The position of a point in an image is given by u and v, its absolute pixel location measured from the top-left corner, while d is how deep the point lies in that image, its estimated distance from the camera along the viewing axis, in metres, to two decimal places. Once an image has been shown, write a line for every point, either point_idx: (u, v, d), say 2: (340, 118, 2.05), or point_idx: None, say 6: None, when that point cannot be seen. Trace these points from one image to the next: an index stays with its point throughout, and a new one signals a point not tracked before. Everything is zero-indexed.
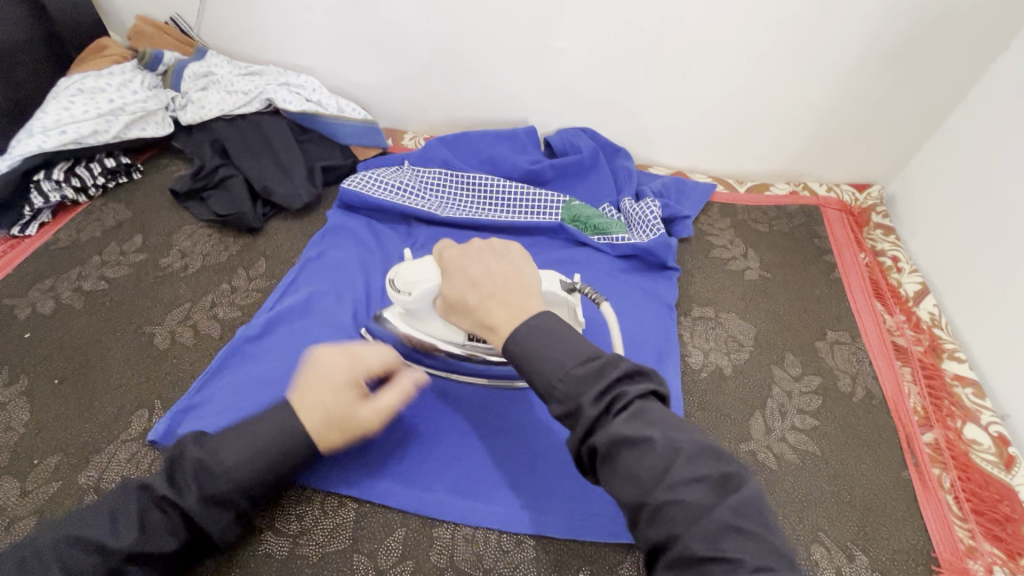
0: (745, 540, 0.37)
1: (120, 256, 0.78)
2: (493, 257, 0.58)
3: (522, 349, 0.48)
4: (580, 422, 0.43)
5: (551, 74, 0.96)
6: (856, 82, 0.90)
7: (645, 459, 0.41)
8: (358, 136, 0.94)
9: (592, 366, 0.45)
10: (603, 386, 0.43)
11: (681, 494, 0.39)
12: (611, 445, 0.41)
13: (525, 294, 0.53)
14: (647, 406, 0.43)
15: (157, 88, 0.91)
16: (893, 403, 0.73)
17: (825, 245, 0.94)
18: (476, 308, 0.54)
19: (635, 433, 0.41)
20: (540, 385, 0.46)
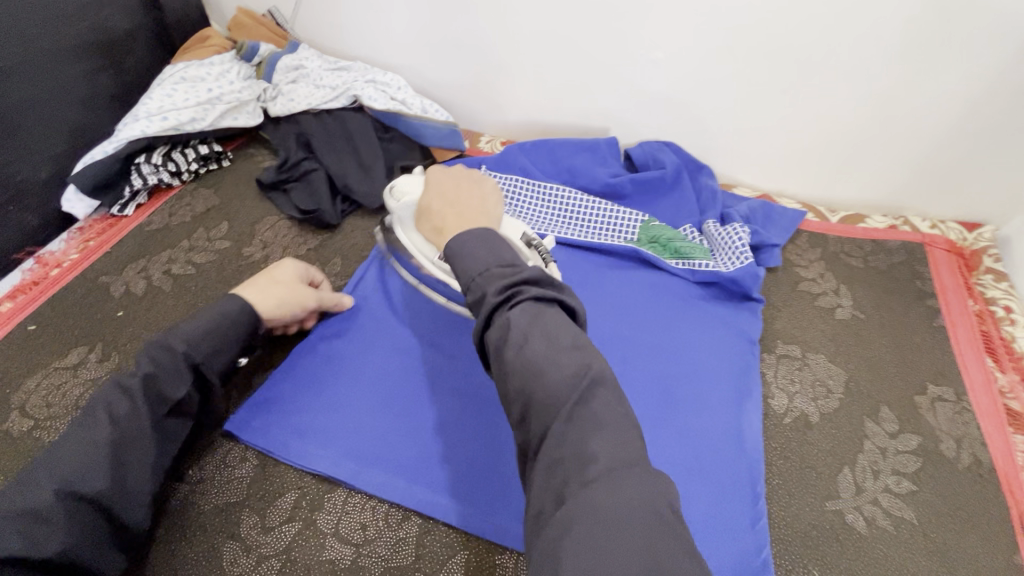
0: (604, 434, 0.38)
1: (207, 242, 0.80)
2: (464, 180, 0.61)
3: (456, 245, 0.49)
4: (482, 309, 0.44)
5: (640, 84, 0.92)
6: (982, 112, 0.82)
7: (523, 349, 0.41)
8: (439, 138, 0.93)
9: (505, 269, 0.46)
10: (507, 283, 0.44)
11: (549, 383, 0.40)
12: (502, 333, 0.42)
13: (479, 213, 0.56)
14: (545, 309, 0.43)
15: (251, 79, 0.93)
16: (1004, 474, 0.66)
17: (928, 288, 0.86)
18: (434, 218, 0.59)
19: (523, 324, 0.42)
20: (458, 279, 0.48)
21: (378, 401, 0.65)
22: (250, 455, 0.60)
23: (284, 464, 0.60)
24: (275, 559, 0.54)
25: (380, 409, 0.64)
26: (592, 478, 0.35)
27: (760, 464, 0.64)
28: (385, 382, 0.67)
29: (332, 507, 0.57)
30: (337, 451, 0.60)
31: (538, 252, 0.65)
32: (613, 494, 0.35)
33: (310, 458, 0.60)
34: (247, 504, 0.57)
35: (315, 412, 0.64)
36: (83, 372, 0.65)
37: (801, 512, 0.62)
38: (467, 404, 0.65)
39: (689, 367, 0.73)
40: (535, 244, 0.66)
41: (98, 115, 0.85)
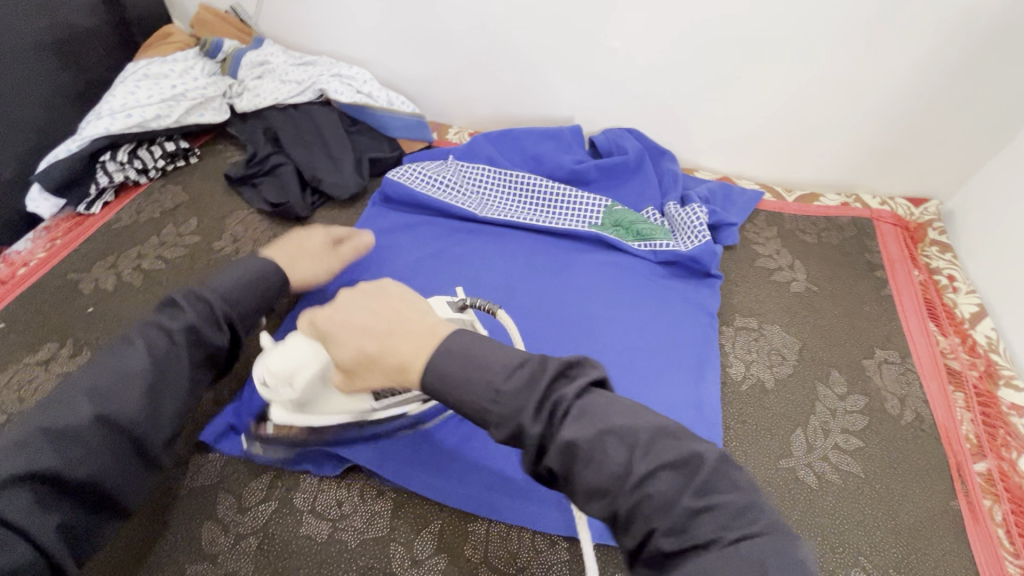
0: (715, 516, 0.37)
1: (177, 237, 0.81)
2: (376, 300, 0.49)
3: (442, 377, 0.42)
4: (527, 442, 0.39)
5: (601, 72, 0.94)
6: (922, 92, 0.86)
7: (598, 466, 0.38)
8: (405, 129, 0.94)
9: (520, 376, 0.41)
10: (539, 398, 0.40)
11: (649, 486, 0.38)
12: (564, 457, 0.39)
13: (426, 325, 0.46)
14: (589, 400, 0.40)
15: (216, 75, 0.94)
16: (943, 428, 0.71)
17: (877, 260, 0.91)
18: (381, 355, 0.45)
19: (586, 436, 0.38)
20: (470, 412, 0.42)
21: None
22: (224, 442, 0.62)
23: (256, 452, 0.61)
24: (253, 536, 0.55)
25: None
26: (714, 557, 0.36)
27: (718, 428, 0.68)
28: None
29: (308, 486, 0.59)
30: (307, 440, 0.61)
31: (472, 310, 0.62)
32: (737, 564, 0.35)
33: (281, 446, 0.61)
34: (224, 486, 0.59)
35: None
36: (55, 366, 0.66)
37: (756, 470, 0.65)
38: None
39: (651, 341, 0.76)
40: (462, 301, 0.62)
41: (61, 114, 0.84)
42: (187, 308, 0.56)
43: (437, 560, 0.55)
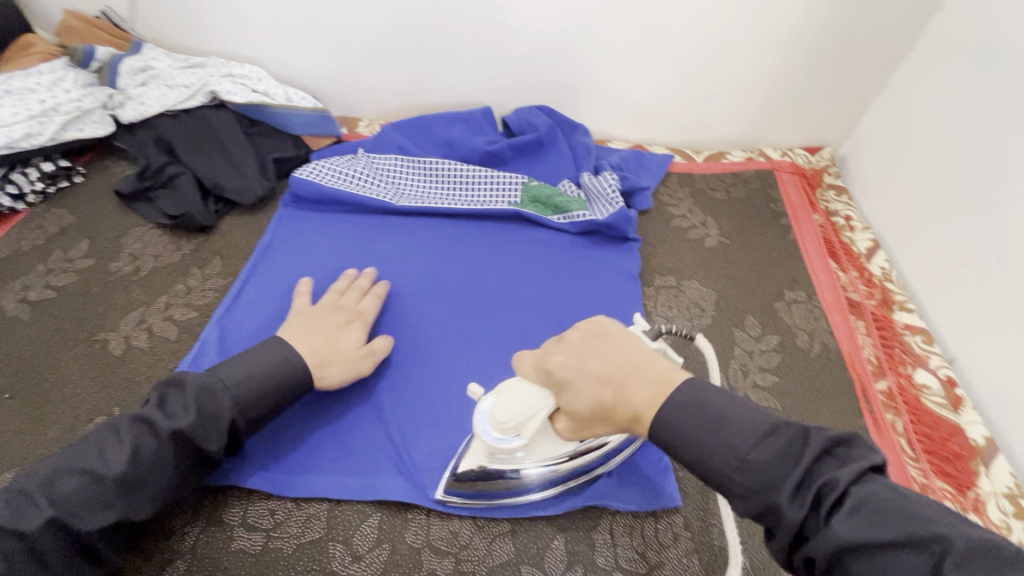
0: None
1: (67, 263, 0.75)
2: (599, 341, 0.51)
3: (678, 437, 0.44)
4: (784, 527, 0.39)
5: (504, 52, 0.94)
6: (804, 47, 0.92)
7: (876, 565, 0.35)
8: (309, 125, 0.92)
9: (774, 447, 0.41)
10: (800, 473, 0.39)
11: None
12: (831, 552, 0.36)
13: (648, 364, 0.48)
14: (867, 488, 0.37)
15: (92, 86, 0.87)
16: (849, 354, 0.76)
17: (781, 209, 0.97)
18: (615, 407, 0.47)
19: (858, 532, 0.36)
20: (712, 478, 0.43)
21: None
22: None
23: None
24: (181, 560, 0.53)
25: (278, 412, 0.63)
26: None
27: None
28: None
29: (236, 500, 0.57)
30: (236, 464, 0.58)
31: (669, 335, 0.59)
32: None
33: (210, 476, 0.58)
34: None
35: None
36: None
37: None
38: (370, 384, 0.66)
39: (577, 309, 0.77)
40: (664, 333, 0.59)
41: None
42: (186, 410, 0.51)
43: (379, 551, 0.55)
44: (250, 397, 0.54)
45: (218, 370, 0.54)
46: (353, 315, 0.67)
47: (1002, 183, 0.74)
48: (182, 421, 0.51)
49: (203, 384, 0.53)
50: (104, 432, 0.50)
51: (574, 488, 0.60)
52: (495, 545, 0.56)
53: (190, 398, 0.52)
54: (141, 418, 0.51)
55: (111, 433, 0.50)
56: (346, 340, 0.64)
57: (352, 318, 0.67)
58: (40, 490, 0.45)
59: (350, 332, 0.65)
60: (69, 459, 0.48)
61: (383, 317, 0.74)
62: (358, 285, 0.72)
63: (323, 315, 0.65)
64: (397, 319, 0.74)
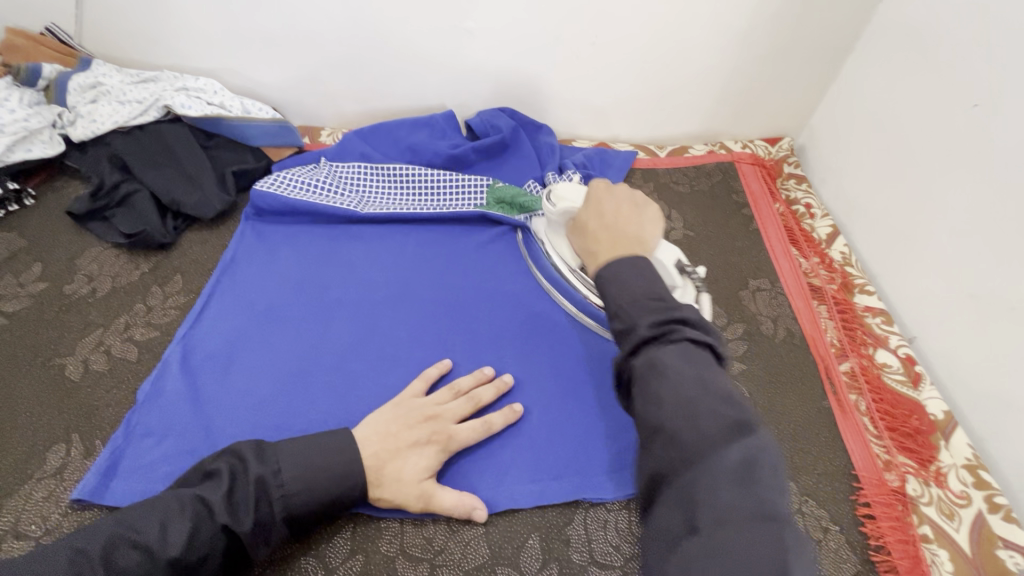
0: (737, 476, 0.39)
1: (19, 288, 0.73)
2: (627, 204, 0.65)
3: (610, 272, 0.54)
4: (631, 340, 0.49)
5: (465, 56, 0.95)
6: (758, 40, 0.94)
7: (673, 384, 0.44)
8: (269, 136, 0.90)
9: (657, 303, 0.50)
10: (659, 318, 0.49)
11: (699, 423, 0.42)
12: (650, 366, 0.46)
13: (636, 241, 0.60)
14: (696, 349, 0.47)
15: (40, 105, 0.85)
16: (812, 338, 0.78)
17: (743, 199, 0.98)
18: (591, 235, 0.63)
19: (673, 361, 0.46)
20: (608, 305, 0.53)
21: (246, 424, 0.63)
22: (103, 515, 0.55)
23: None
24: None
25: (249, 429, 0.63)
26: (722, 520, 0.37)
27: None
28: (244, 405, 0.64)
29: None
30: None
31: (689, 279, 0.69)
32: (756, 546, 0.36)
33: None
34: None
35: (176, 453, 0.60)
36: None
37: None
38: (339, 395, 0.66)
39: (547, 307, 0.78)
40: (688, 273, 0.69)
41: None
42: (253, 506, 0.49)
43: (353, 562, 0.54)
44: (307, 507, 0.51)
45: (281, 467, 0.51)
46: (442, 435, 0.58)
47: (949, 164, 0.77)
48: (241, 520, 0.48)
49: (264, 478, 0.50)
50: (169, 500, 0.48)
51: (548, 487, 0.60)
52: (471, 548, 0.56)
53: (253, 493, 0.49)
54: (206, 496, 0.48)
55: (173, 504, 0.48)
56: (412, 467, 0.56)
57: (439, 440, 0.58)
58: (95, 555, 0.44)
59: (421, 455, 0.56)
60: (125, 521, 0.46)
61: (351, 327, 0.73)
62: (460, 387, 0.63)
63: (403, 420, 0.58)
64: (365, 328, 0.73)
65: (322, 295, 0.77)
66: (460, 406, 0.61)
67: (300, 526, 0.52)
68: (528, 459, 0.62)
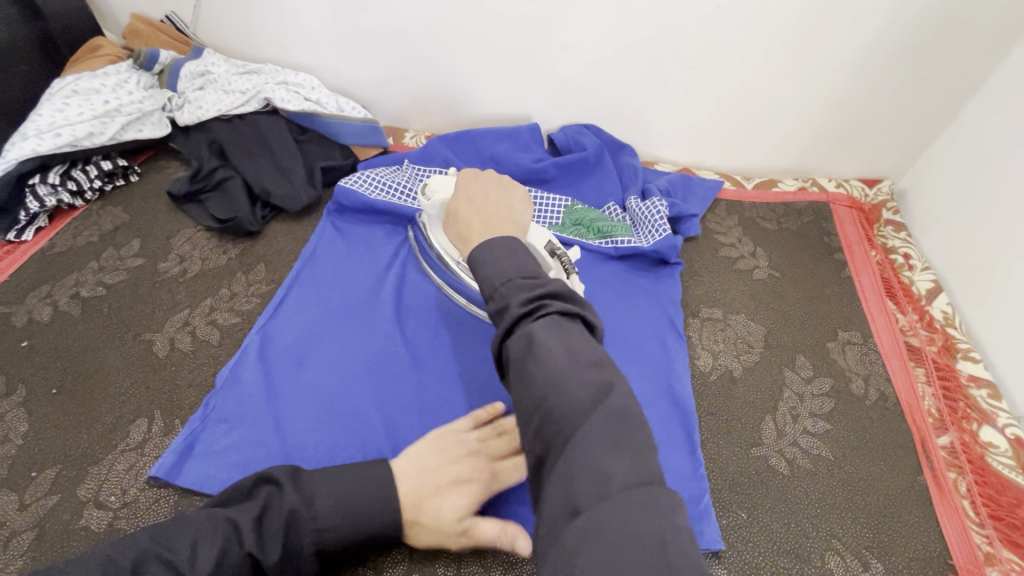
0: (626, 457, 0.35)
1: (118, 261, 0.77)
2: (494, 188, 0.64)
3: (482, 256, 0.48)
4: (503, 321, 0.43)
5: (556, 71, 0.93)
6: (868, 75, 0.88)
7: (543, 360, 0.39)
8: (357, 135, 0.92)
9: (529, 282, 0.45)
10: (529, 296, 0.43)
11: (572, 396, 0.38)
12: (525, 348, 0.40)
13: (506, 221, 0.59)
14: (569, 324, 0.42)
15: (153, 88, 0.90)
16: (907, 404, 0.72)
17: (836, 243, 0.92)
18: (463, 221, 0.61)
19: (546, 337, 0.40)
20: (481, 289, 0.47)
21: (314, 422, 0.63)
22: (176, 497, 0.57)
23: None
24: None
25: (317, 428, 0.63)
26: (608, 497, 0.33)
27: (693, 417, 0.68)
28: (314, 402, 0.65)
29: None
30: None
31: (561, 261, 0.66)
32: (623, 515, 0.32)
33: None
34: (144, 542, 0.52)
35: (248, 443, 0.61)
36: None
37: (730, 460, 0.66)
38: (406, 404, 0.66)
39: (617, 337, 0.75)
40: (560, 252, 0.66)
41: None
42: (277, 534, 0.46)
43: None
44: (336, 543, 0.48)
45: (315, 496, 0.48)
46: (482, 474, 0.55)
47: None
48: (269, 550, 0.46)
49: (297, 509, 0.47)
50: (203, 519, 0.46)
51: None
52: None
53: (282, 523, 0.47)
54: (240, 519, 0.47)
55: (205, 526, 0.46)
56: (452, 506, 0.52)
57: (479, 479, 0.54)
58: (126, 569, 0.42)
59: (460, 494, 0.53)
60: (159, 538, 0.45)
61: (421, 334, 0.73)
62: (502, 426, 0.60)
63: (444, 455, 0.55)
64: (433, 339, 0.72)
65: (395, 298, 0.76)
66: (499, 444, 0.58)
67: (327, 560, 0.49)
68: None
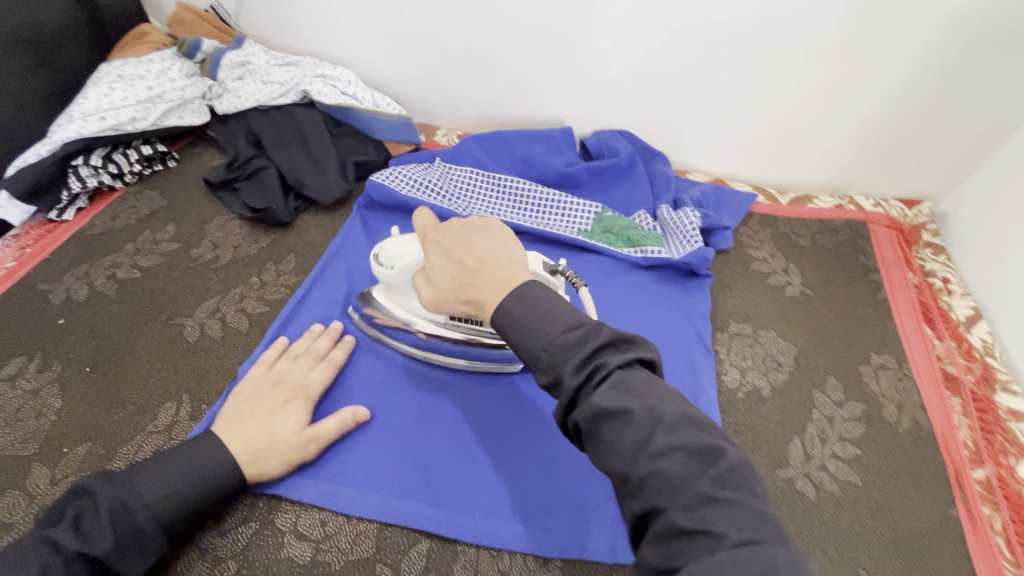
0: (725, 510, 0.36)
1: (154, 244, 0.78)
2: (474, 231, 0.57)
3: (508, 316, 0.47)
4: (562, 392, 0.43)
5: (593, 75, 0.92)
6: (915, 92, 0.85)
7: (626, 429, 0.40)
8: (392, 130, 0.92)
9: (575, 337, 0.44)
10: (582, 357, 0.43)
11: (660, 461, 0.39)
12: (592, 416, 0.41)
13: (510, 268, 0.52)
14: (630, 374, 0.42)
15: (195, 76, 0.91)
16: (942, 435, 0.70)
17: (872, 263, 0.90)
18: (463, 282, 0.54)
19: (613, 402, 0.41)
20: (524, 356, 0.46)
21: None
22: None
23: None
24: (233, 560, 0.53)
25: None
26: (720, 548, 0.35)
27: None
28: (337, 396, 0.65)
29: (290, 506, 0.57)
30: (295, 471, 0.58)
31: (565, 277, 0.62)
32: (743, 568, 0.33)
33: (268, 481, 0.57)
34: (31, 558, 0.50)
35: None
36: (22, 382, 0.63)
37: None
38: (428, 402, 0.65)
39: None
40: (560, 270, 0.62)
41: (29, 117, 0.81)
42: (110, 527, 0.46)
43: None
44: (173, 513, 0.49)
45: (136, 482, 0.49)
46: (297, 391, 0.61)
47: None
48: (99, 541, 0.45)
49: (117, 497, 0.48)
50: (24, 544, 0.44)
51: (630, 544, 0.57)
52: None
53: (104, 514, 0.46)
54: (56, 535, 0.45)
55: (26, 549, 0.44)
56: (285, 418, 0.58)
57: (296, 395, 0.60)
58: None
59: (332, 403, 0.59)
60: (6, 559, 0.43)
61: None
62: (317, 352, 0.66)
63: (251, 392, 0.59)
64: None
65: None
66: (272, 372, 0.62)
67: (175, 534, 0.50)
68: (613, 510, 0.59)
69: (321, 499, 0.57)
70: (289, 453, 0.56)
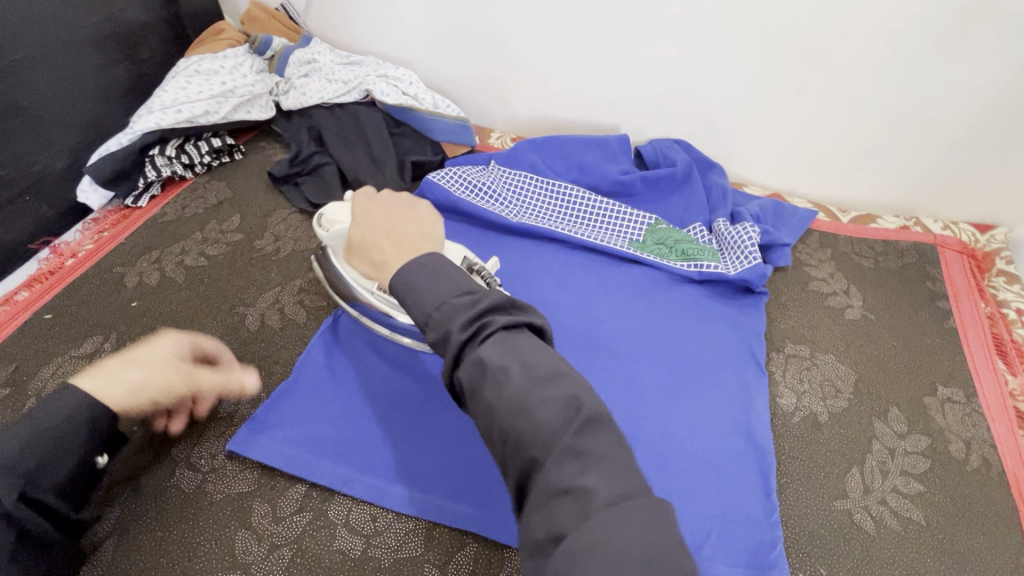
0: (599, 465, 0.35)
1: (219, 234, 0.81)
2: (398, 206, 0.54)
3: (405, 282, 0.43)
4: (449, 349, 0.40)
5: (652, 83, 0.91)
6: (999, 111, 0.80)
7: (503, 387, 0.37)
8: (450, 132, 0.93)
9: (464, 297, 0.41)
10: (470, 314, 0.40)
11: (534, 416, 0.37)
12: (474, 373, 0.38)
13: (421, 238, 0.49)
14: (516, 336, 0.40)
15: (264, 72, 0.94)
16: (1014, 477, 0.66)
17: (940, 289, 0.86)
18: (371, 245, 0.51)
19: (496, 358, 0.38)
20: (413, 317, 0.42)
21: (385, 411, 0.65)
22: (254, 469, 0.59)
23: (297, 480, 0.59)
24: (287, 548, 0.54)
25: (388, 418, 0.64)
26: (592, 512, 0.32)
27: (771, 460, 0.65)
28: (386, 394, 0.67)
29: (343, 499, 0.58)
30: (346, 467, 0.60)
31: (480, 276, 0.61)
32: (614, 528, 0.31)
33: (319, 473, 0.59)
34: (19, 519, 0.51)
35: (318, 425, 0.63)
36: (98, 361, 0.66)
37: (810, 511, 0.62)
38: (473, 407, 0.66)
39: (693, 364, 0.73)
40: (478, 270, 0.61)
41: (112, 109, 0.85)
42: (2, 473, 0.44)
43: None
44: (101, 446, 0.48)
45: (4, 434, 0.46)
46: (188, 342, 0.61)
47: None
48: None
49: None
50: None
51: None
52: None
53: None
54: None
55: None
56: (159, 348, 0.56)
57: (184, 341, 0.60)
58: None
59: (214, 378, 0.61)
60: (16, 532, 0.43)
61: None
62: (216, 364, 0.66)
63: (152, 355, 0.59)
64: None
65: None
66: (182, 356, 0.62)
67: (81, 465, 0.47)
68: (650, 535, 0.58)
69: (370, 497, 0.58)
70: (163, 384, 0.55)
